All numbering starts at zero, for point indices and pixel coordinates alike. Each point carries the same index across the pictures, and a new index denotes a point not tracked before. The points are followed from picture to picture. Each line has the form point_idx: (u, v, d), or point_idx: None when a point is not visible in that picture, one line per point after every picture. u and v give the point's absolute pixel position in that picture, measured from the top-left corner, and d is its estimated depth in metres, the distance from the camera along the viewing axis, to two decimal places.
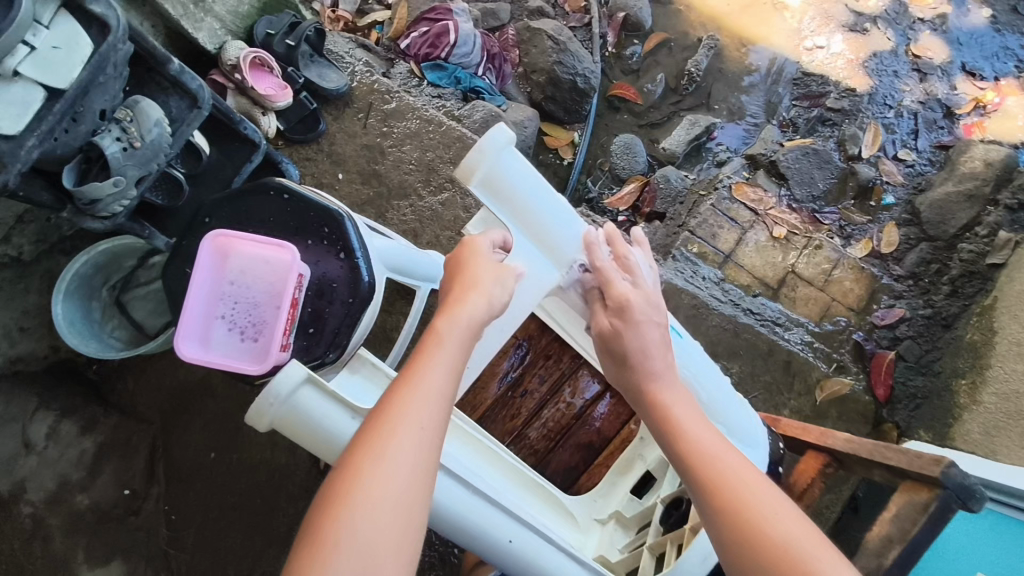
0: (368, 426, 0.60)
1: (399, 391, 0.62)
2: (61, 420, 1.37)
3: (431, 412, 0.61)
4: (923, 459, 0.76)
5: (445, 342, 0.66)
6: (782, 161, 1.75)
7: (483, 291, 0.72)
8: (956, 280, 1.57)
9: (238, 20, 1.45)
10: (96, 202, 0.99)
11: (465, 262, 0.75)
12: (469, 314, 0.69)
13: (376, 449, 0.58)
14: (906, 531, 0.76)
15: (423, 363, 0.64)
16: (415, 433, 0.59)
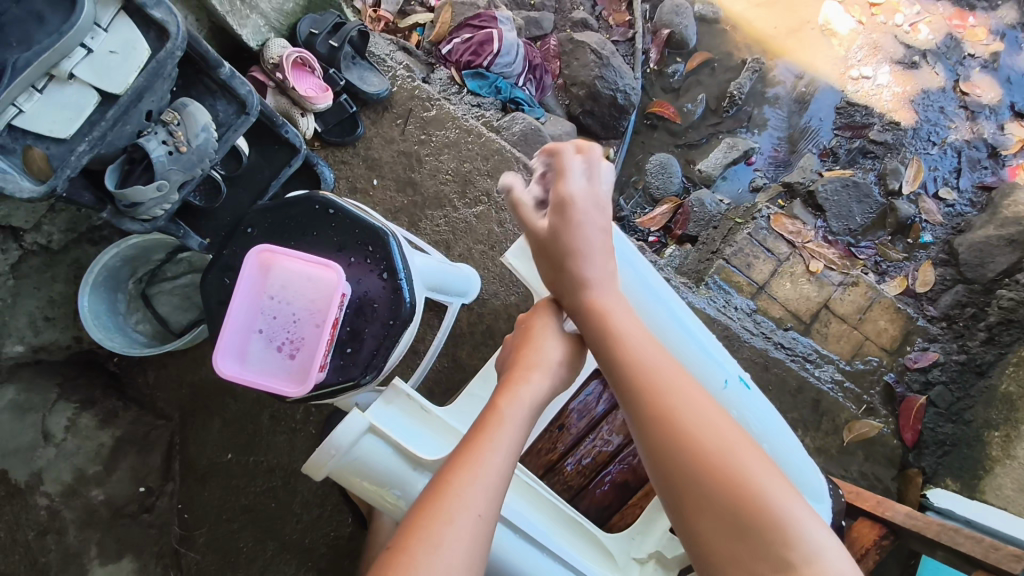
0: (426, 507, 0.63)
1: (458, 471, 0.66)
2: (80, 412, 1.35)
3: (486, 502, 0.64)
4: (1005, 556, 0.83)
5: (505, 422, 0.72)
6: (821, 191, 1.71)
7: (546, 370, 0.82)
8: (993, 327, 1.51)
9: (282, 18, 1.42)
10: (138, 205, 0.96)
11: (533, 336, 0.86)
12: (528, 395, 0.77)
13: (432, 539, 0.60)
14: None
15: (485, 444, 0.69)
16: (472, 521, 0.62)
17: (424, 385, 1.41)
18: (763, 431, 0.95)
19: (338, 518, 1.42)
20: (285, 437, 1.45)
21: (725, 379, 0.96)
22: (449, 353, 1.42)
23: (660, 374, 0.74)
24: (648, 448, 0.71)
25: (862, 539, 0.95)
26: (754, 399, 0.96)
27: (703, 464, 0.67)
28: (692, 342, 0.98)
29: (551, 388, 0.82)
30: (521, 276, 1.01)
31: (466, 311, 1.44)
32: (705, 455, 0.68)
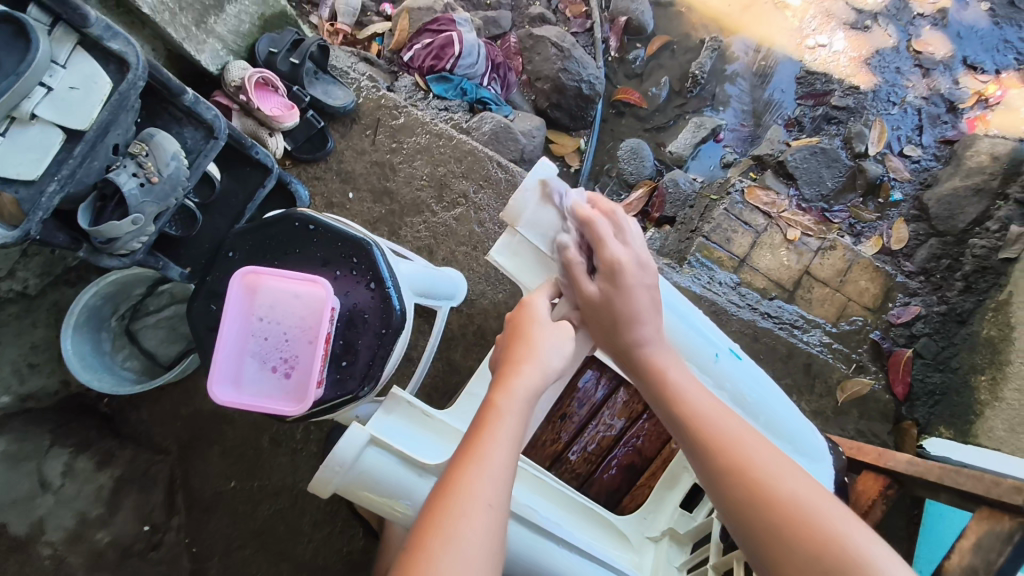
0: (436, 504, 0.64)
1: (464, 466, 0.66)
2: (76, 456, 1.32)
3: (495, 493, 0.65)
4: (1001, 487, 0.79)
5: (504, 415, 0.71)
6: (790, 160, 1.73)
7: (540, 362, 0.77)
8: (969, 275, 1.56)
9: (239, 39, 1.41)
10: (115, 241, 0.95)
11: (525, 329, 0.80)
12: (524, 386, 0.74)
13: (445, 534, 0.61)
14: (990, 561, 0.75)
15: (486, 437, 0.69)
16: (484, 512, 0.63)
17: (421, 391, 1.41)
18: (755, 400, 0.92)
19: (349, 533, 1.42)
20: (287, 458, 1.45)
21: (718, 351, 0.93)
22: (443, 357, 1.43)
23: (720, 431, 0.74)
24: (726, 507, 0.71)
25: (867, 493, 0.95)
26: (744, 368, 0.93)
27: (773, 507, 0.67)
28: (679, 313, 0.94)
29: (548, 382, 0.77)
30: (507, 270, 1.01)
31: (455, 315, 1.45)
32: (775, 500, 0.67)
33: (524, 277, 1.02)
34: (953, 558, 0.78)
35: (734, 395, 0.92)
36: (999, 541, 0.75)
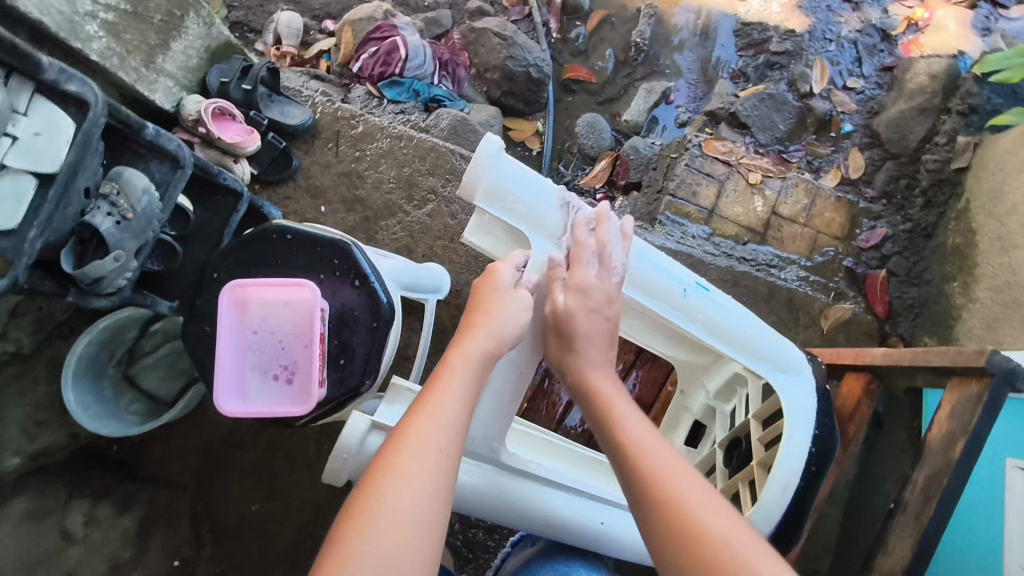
0: (388, 445, 0.72)
1: (416, 414, 0.74)
2: (96, 504, 1.34)
3: (444, 439, 0.73)
4: (965, 353, 0.81)
5: (456, 374, 0.79)
6: (741, 110, 1.79)
7: (495, 330, 0.83)
8: (927, 190, 1.65)
9: (189, 74, 1.42)
10: (100, 280, 0.97)
11: (481, 300, 0.86)
12: (479, 349, 0.81)
13: (395, 472, 0.69)
14: (966, 424, 0.80)
15: (439, 391, 0.76)
16: (431, 454, 0.71)
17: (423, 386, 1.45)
18: (730, 330, 0.88)
19: None
20: (303, 473, 1.48)
21: (682, 288, 0.89)
22: (438, 350, 1.46)
23: (649, 461, 0.77)
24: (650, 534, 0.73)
25: (853, 392, 1.00)
26: (716, 299, 0.88)
27: (699, 550, 0.68)
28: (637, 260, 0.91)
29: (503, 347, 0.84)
30: (483, 250, 1.05)
31: (443, 307, 1.49)
32: (702, 542, 0.68)
33: (501, 253, 1.05)
34: (936, 428, 0.85)
35: (708, 327, 0.89)
36: (972, 403, 0.80)
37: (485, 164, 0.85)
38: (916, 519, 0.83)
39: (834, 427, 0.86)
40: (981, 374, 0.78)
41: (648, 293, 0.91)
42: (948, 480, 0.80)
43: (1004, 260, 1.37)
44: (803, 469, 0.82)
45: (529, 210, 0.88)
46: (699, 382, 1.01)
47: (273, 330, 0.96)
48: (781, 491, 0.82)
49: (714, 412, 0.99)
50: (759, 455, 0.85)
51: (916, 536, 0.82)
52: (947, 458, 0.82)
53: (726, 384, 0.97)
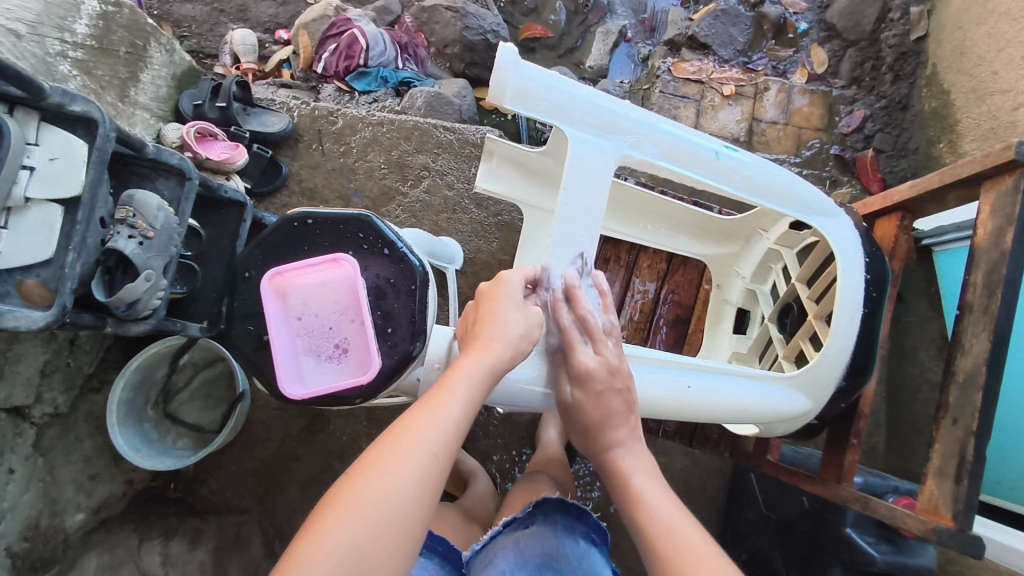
0: (381, 441, 0.65)
1: (414, 413, 0.66)
2: (167, 543, 1.34)
3: (439, 446, 0.65)
4: (994, 153, 0.85)
5: (463, 381, 0.70)
6: (699, 32, 1.81)
7: (506, 338, 0.75)
8: (894, 65, 1.69)
9: (162, 104, 1.43)
10: (135, 303, 0.98)
11: (494, 305, 0.77)
12: (490, 359, 0.73)
13: (380, 468, 0.61)
14: (1011, 215, 0.85)
15: (442, 396, 0.68)
16: (424, 461, 0.63)
17: None
18: (768, 183, 0.87)
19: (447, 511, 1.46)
20: None
21: (714, 150, 0.85)
22: None
23: (667, 536, 0.67)
24: None
25: (889, 232, 1.04)
26: (747, 158, 0.87)
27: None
28: (667, 132, 0.85)
29: (515, 358, 0.75)
30: (499, 194, 1.04)
31: (461, 277, 1.51)
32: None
33: (518, 194, 1.05)
34: (981, 230, 0.89)
35: (745, 186, 0.87)
36: (1010, 196, 0.85)
37: (506, 73, 0.77)
38: (984, 313, 0.86)
39: (882, 256, 0.89)
40: (1015, 165, 0.83)
41: (681, 160, 0.85)
42: (1007, 269, 0.84)
43: (982, 109, 1.42)
44: (863, 301, 0.86)
45: (557, 110, 0.80)
46: (733, 271, 1.07)
47: (317, 313, 0.98)
48: (847, 325, 0.85)
49: (755, 294, 1.04)
50: (815, 310, 0.89)
51: (990, 328, 0.85)
52: (1001, 249, 0.85)
53: (760, 264, 1.04)
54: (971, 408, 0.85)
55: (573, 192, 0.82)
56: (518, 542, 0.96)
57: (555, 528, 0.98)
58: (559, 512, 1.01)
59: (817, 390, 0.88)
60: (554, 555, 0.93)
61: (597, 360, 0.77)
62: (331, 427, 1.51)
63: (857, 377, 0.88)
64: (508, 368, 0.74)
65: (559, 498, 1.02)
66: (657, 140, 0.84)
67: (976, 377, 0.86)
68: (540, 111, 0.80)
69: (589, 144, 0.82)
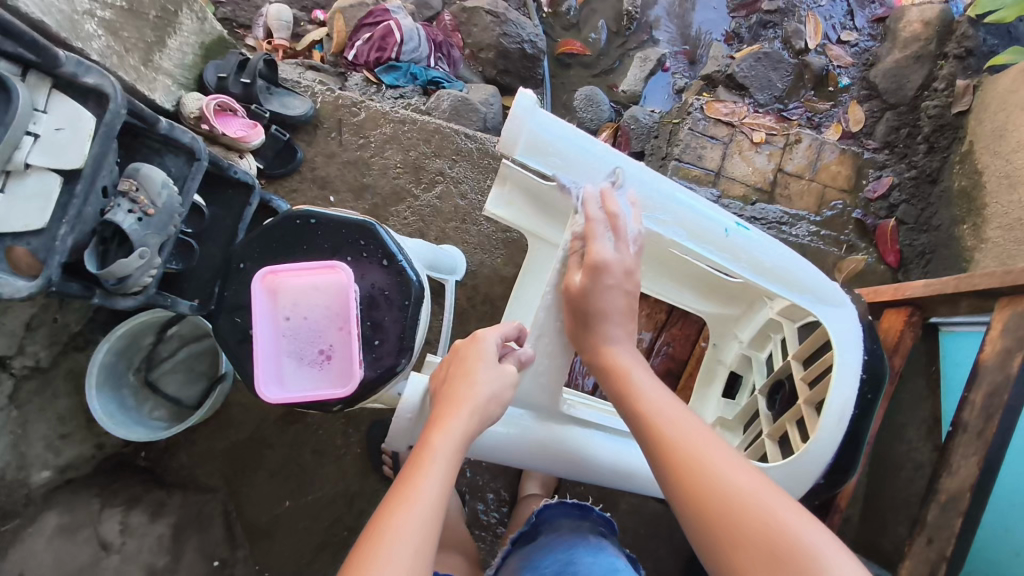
0: (364, 540, 0.62)
1: (395, 504, 0.65)
2: (129, 513, 1.30)
3: (422, 531, 0.63)
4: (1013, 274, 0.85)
5: (438, 456, 0.70)
6: (738, 72, 1.78)
7: (475, 406, 0.75)
8: (930, 136, 1.65)
9: (187, 72, 1.42)
10: (127, 279, 0.96)
11: (466, 366, 0.79)
12: (458, 426, 0.73)
13: (366, 571, 0.59)
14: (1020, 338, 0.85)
15: (417, 478, 0.67)
16: (409, 553, 0.61)
17: None
18: (775, 268, 0.85)
19: None
20: (333, 466, 1.47)
21: (725, 228, 0.83)
22: (460, 331, 1.46)
23: (676, 431, 0.72)
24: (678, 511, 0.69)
25: (895, 326, 1.03)
26: (756, 237, 0.85)
27: (727, 514, 0.64)
28: (680, 200, 0.83)
29: (483, 422, 0.76)
30: (507, 221, 1.02)
31: (460, 289, 1.49)
32: (730, 503, 0.64)
33: (525, 224, 1.03)
34: (988, 347, 0.89)
35: (750, 267, 0.85)
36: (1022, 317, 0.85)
37: (522, 120, 0.79)
38: (978, 436, 0.87)
39: (883, 353, 0.86)
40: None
41: (690, 233, 0.84)
42: (1009, 395, 0.84)
43: (1014, 197, 1.39)
44: (857, 397, 0.82)
45: (565, 164, 0.81)
46: (732, 333, 1.04)
47: (305, 316, 0.95)
48: (835, 420, 0.82)
49: (751, 360, 1.02)
50: (806, 396, 0.86)
51: (980, 454, 0.86)
52: (1005, 373, 0.85)
53: (760, 332, 1.00)
54: (949, 531, 0.87)
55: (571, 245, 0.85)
56: (531, 556, 1.01)
57: (561, 534, 1.03)
58: (564, 517, 1.06)
59: (796, 485, 0.85)
60: (564, 556, 0.96)
61: (615, 252, 0.79)
62: (307, 421, 1.48)
63: (838, 474, 0.85)
64: (479, 431, 0.75)
65: (560, 506, 1.08)
66: (671, 213, 0.84)
67: (958, 500, 0.87)
68: (549, 162, 0.81)
69: (595, 198, 0.83)
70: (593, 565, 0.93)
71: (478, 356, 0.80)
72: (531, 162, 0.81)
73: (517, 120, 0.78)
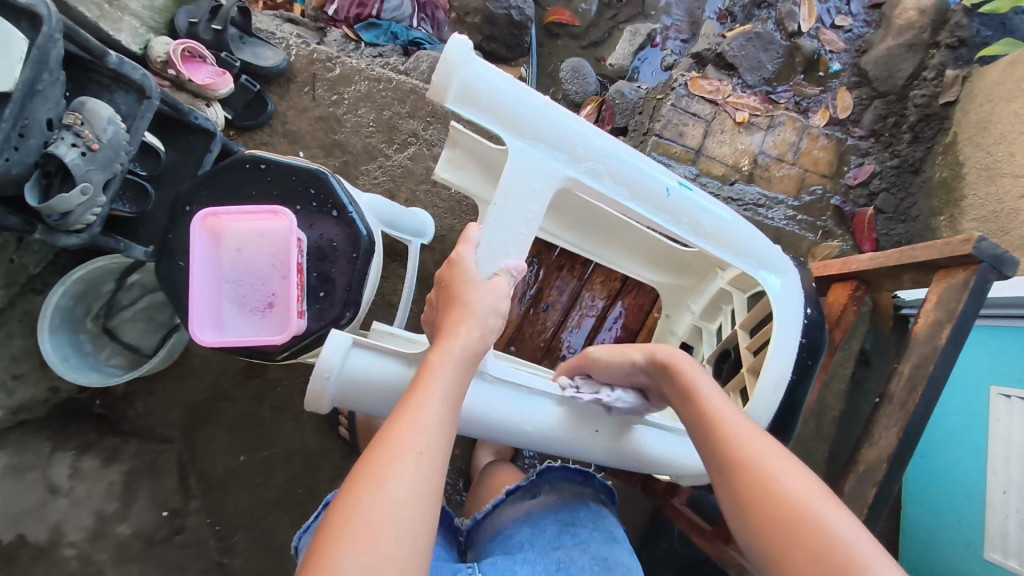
0: (368, 450, 0.59)
1: (399, 415, 0.62)
2: (80, 457, 1.32)
3: (431, 441, 0.61)
4: (952, 244, 0.83)
5: (438, 372, 0.67)
6: (728, 51, 1.73)
7: (476, 320, 0.72)
8: (915, 126, 1.64)
9: (156, 15, 1.37)
10: (69, 214, 0.94)
11: (455, 288, 0.75)
12: (461, 343, 0.70)
13: (374, 478, 0.57)
14: (951, 311, 0.85)
15: (421, 394, 0.64)
16: (416, 459, 0.59)
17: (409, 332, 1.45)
18: (715, 231, 0.84)
19: None
20: (291, 424, 1.46)
21: (666, 188, 0.81)
22: (424, 296, 1.45)
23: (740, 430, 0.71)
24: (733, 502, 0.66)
25: (839, 300, 1.02)
26: (698, 199, 0.83)
27: (789, 522, 0.61)
28: (625, 160, 0.80)
29: (486, 337, 0.72)
30: (457, 186, 1.00)
31: (428, 253, 1.47)
32: (789, 507, 0.62)
33: (476, 186, 1.02)
34: (921, 319, 0.88)
35: (692, 230, 0.83)
36: (956, 290, 0.84)
37: (456, 64, 0.72)
38: (901, 408, 0.87)
39: (822, 322, 0.88)
40: (970, 263, 0.83)
41: (630, 193, 0.81)
42: (935, 366, 0.85)
43: (991, 190, 1.40)
44: (795, 363, 0.84)
45: (502, 116, 0.75)
46: (685, 304, 1.06)
47: (249, 264, 0.94)
48: (775, 385, 0.83)
49: (701, 330, 1.03)
50: (750, 363, 0.86)
51: (901, 425, 0.86)
52: (934, 344, 0.86)
53: (711, 302, 1.01)
54: (862, 501, 0.87)
55: (505, 206, 0.79)
56: (530, 514, 0.96)
57: (564, 496, 0.98)
58: (565, 480, 1.00)
59: None
60: (566, 517, 0.94)
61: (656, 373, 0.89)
62: (268, 375, 1.46)
63: None
64: (483, 353, 0.72)
65: (565, 468, 1.01)
66: (614, 172, 0.80)
67: (874, 471, 0.88)
68: (486, 111, 0.74)
69: (534, 152, 0.78)
70: (596, 534, 0.92)
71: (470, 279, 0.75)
72: (465, 111, 0.74)
73: (450, 64, 0.72)
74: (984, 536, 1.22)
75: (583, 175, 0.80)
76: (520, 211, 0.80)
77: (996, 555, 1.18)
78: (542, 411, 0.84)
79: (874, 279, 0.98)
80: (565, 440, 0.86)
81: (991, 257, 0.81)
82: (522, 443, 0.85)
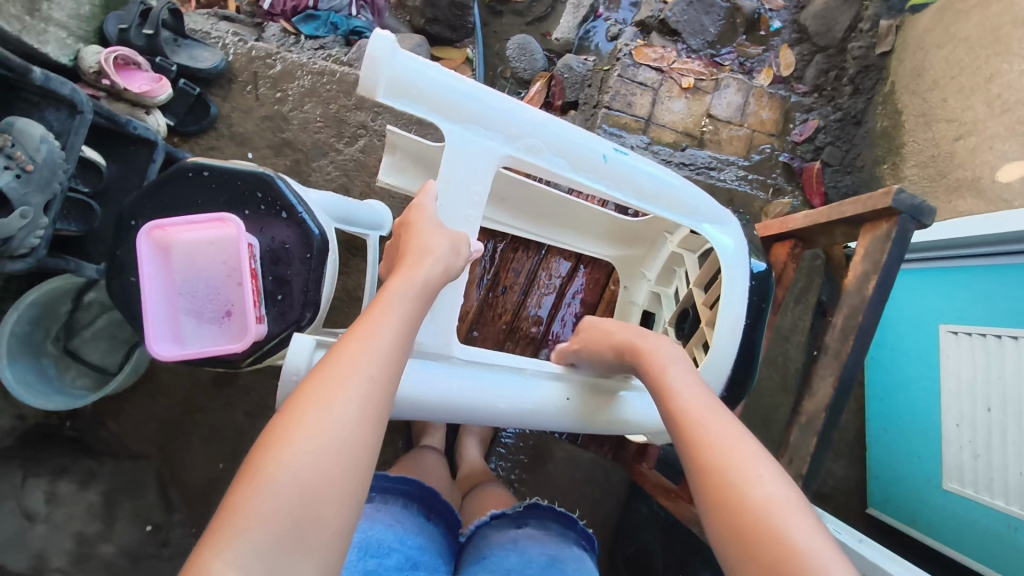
0: (318, 369, 0.61)
1: (351, 337, 0.64)
2: (56, 481, 1.30)
3: (379, 365, 0.62)
4: (873, 198, 0.87)
5: (396, 299, 0.68)
6: (670, 17, 1.74)
7: (433, 253, 0.74)
8: (855, 77, 1.68)
9: (83, 23, 1.33)
10: (10, 240, 0.92)
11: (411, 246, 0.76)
12: (422, 275, 0.72)
13: (321, 396, 0.58)
14: (877, 261, 0.89)
15: (376, 317, 0.66)
16: (365, 380, 0.60)
17: None
18: (656, 192, 0.86)
19: None
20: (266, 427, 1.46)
21: (602, 155, 0.82)
22: None
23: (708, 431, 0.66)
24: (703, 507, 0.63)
25: (780, 258, 1.06)
26: (635, 163, 0.85)
27: (754, 524, 0.57)
28: (560, 133, 0.81)
29: (447, 272, 0.75)
30: (399, 189, 1.03)
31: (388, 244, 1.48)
32: (754, 512, 0.58)
33: (419, 188, 1.04)
34: (851, 271, 0.92)
35: (634, 193, 0.85)
36: (880, 241, 0.88)
37: (381, 59, 0.70)
38: (835, 358, 0.91)
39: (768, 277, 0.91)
40: (890, 214, 0.87)
41: (570, 164, 0.81)
42: (864, 316, 0.89)
43: (928, 135, 1.44)
44: (746, 312, 0.87)
45: (433, 106, 0.74)
46: (640, 273, 1.09)
47: (201, 272, 0.93)
48: (729, 335, 0.86)
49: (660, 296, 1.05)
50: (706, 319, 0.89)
51: (838, 377, 0.90)
52: (862, 295, 0.90)
53: (665, 267, 1.03)
54: (805, 450, 0.92)
55: (448, 192, 0.80)
56: (516, 542, 0.94)
57: (549, 533, 0.97)
58: (552, 520, 0.99)
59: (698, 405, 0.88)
60: (553, 555, 0.92)
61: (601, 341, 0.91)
62: (239, 382, 1.46)
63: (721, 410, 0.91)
64: (445, 283, 0.75)
65: (552, 505, 1.00)
66: (551, 146, 0.80)
67: (815, 420, 0.92)
68: (416, 103, 0.73)
69: (472, 136, 0.78)
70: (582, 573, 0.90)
71: (427, 223, 0.77)
72: (397, 105, 0.73)
73: (374, 59, 0.69)
74: (941, 467, 1.28)
75: (522, 154, 0.80)
76: (466, 195, 0.81)
77: (953, 485, 1.25)
78: (512, 386, 0.83)
79: (809, 236, 1.02)
80: (536, 413, 0.84)
81: (910, 207, 0.84)
82: (499, 422, 0.83)
